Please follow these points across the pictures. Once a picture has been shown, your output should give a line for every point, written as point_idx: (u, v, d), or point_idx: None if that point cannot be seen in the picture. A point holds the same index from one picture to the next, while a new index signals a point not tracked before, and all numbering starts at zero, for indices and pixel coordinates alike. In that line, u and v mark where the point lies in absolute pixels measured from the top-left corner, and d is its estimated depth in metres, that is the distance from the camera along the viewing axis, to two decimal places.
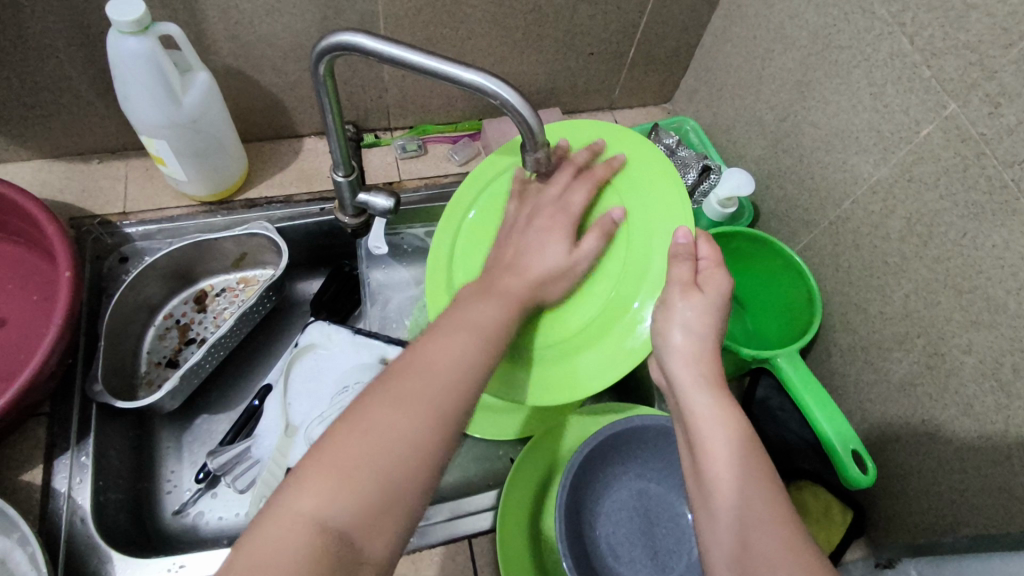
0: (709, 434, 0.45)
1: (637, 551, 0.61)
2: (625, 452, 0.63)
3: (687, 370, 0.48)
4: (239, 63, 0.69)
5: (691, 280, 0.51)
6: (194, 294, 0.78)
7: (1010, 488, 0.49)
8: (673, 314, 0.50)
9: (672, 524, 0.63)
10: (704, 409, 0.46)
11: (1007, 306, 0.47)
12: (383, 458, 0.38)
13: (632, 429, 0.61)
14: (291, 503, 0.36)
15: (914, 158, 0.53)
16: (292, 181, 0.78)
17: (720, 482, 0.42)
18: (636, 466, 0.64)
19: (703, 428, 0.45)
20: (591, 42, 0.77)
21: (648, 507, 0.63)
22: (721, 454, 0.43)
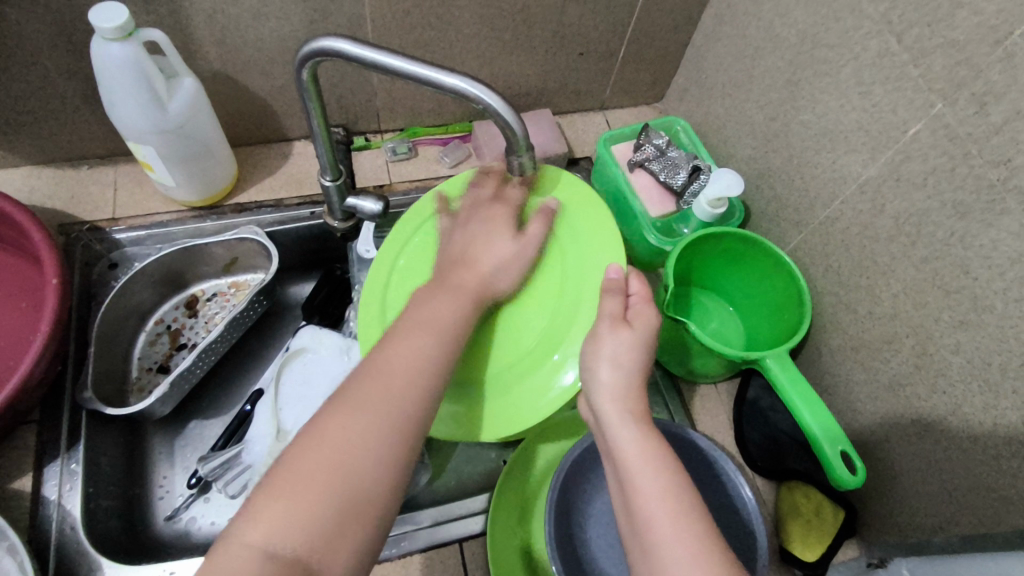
0: (637, 468, 0.44)
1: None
2: None
3: (611, 406, 0.48)
4: (227, 67, 0.68)
5: (620, 313, 0.53)
6: (185, 299, 0.78)
7: (997, 489, 0.49)
8: (601, 347, 0.51)
9: None
10: (630, 446, 0.46)
11: (996, 306, 0.47)
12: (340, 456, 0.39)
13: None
14: (246, 528, 0.37)
15: (902, 158, 0.53)
16: (282, 185, 0.78)
17: (652, 518, 0.42)
18: None
19: (632, 466, 0.44)
20: (581, 42, 0.77)
21: None
22: (650, 489, 0.43)
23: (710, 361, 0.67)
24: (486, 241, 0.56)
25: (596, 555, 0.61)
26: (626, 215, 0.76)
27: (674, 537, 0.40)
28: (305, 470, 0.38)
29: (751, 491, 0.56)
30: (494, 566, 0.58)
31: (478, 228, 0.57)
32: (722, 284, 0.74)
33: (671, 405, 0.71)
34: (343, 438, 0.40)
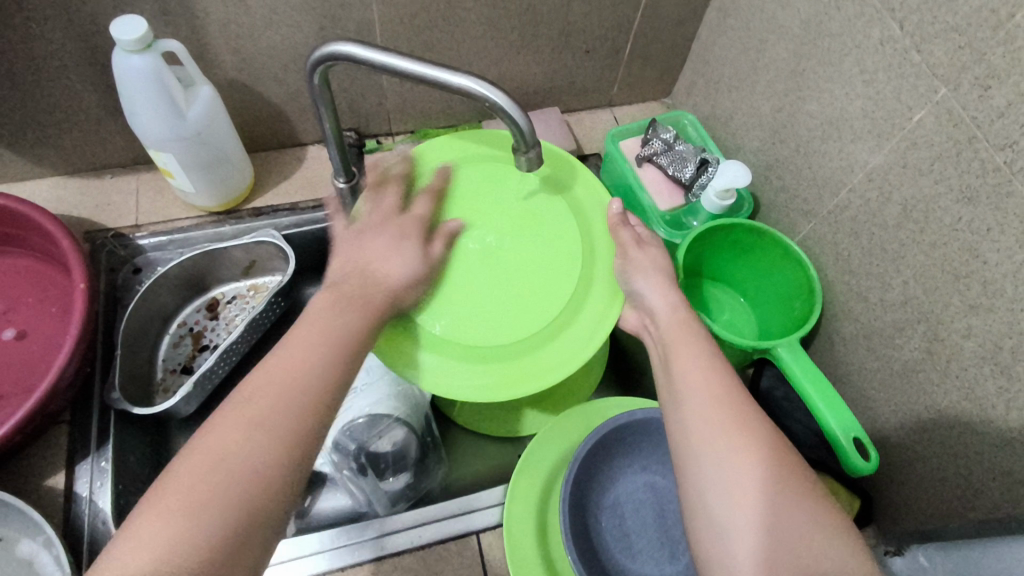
0: (684, 351, 0.49)
1: (642, 539, 0.62)
2: (630, 448, 0.64)
3: (662, 299, 0.54)
4: (241, 75, 0.70)
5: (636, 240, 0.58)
6: (206, 301, 0.80)
7: (1012, 472, 0.49)
8: (647, 259, 0.57)
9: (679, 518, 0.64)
10: (687, 357, 0.48)
11: (1005, 289, 0.47)
12: (219, 450, 0.39)
13: (633, 421, 0.61)
14: (138, 525, 0.36)
15: (907, 144, 0.53)
16: (297, 189, 0.80)
17: (688, 376, 0.47)
18: (641, 460, 0.65)
19: (688, 374, 0.47)
20: (587, 40, 0.78)
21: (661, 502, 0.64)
22: (703, 394, 0.45)
23: (718, 353, 0.67)
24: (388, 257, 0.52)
25: (608, 543, 0.62)
26: (636, 209, 0.76)
27: (724, 432, 0.43)
28: (194, 469, 0.38)
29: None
30: (511, 558, 0.59)
31: (382, 244, 0.53)
32: (733, 276, 0.74)
33: None
34: (240, 410, 0.41)
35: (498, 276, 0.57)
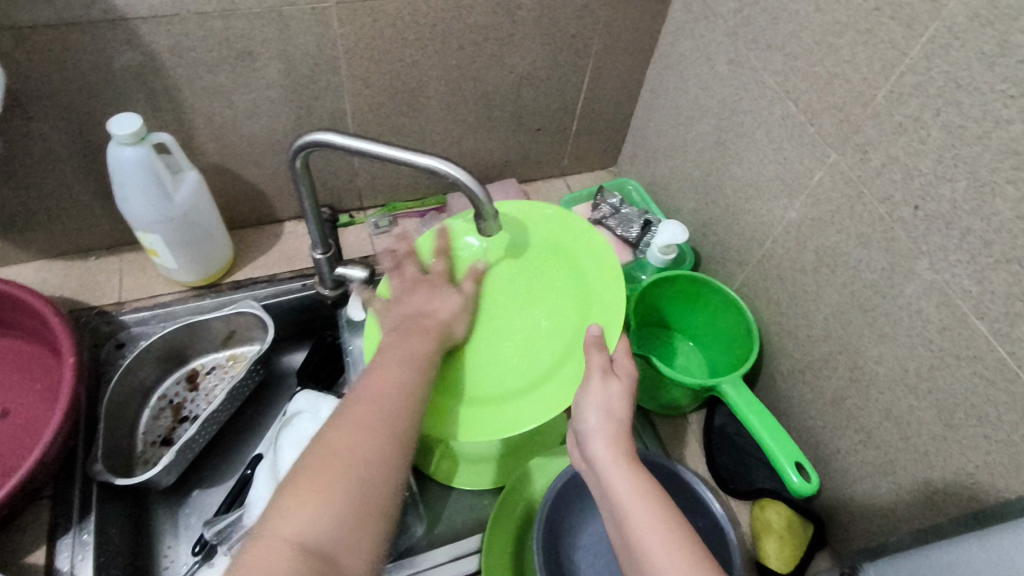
0: (635, 511, 0.46)
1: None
2: None
3: (604, 450, 0.50)
4: (223, 161, 0.77)
5: (608, 366, 0.55)
6: (185, 373, 0.83)
7: (932, 482, 0.55)
8: (592, 395, 0.53)
9: None
10: (654, 538, 0.44)
11: (902, 320, 0.55)
12: (347, 457, 0.45)
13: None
14: (280, 524, 0.41)
15: (813, 200, 0.62)
16: (275, 262, 0.85)
17: (646, 546, 0.44)
18: None
19: (663, 566, 0.43)
20: (537, 120, 0.88)
21: None
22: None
23: (674, 395, 0.73)
24: (436, 298, 0.63)
25: None
26: None
27: None
28: (328, 468, 0.44)
29: (729, 524, 0.61)
30: None
31: (424, 295, 0.63)
32: (682, 321, 0.81)
33: (647, 438, 0.75)
34: (363, 426, 0.47)
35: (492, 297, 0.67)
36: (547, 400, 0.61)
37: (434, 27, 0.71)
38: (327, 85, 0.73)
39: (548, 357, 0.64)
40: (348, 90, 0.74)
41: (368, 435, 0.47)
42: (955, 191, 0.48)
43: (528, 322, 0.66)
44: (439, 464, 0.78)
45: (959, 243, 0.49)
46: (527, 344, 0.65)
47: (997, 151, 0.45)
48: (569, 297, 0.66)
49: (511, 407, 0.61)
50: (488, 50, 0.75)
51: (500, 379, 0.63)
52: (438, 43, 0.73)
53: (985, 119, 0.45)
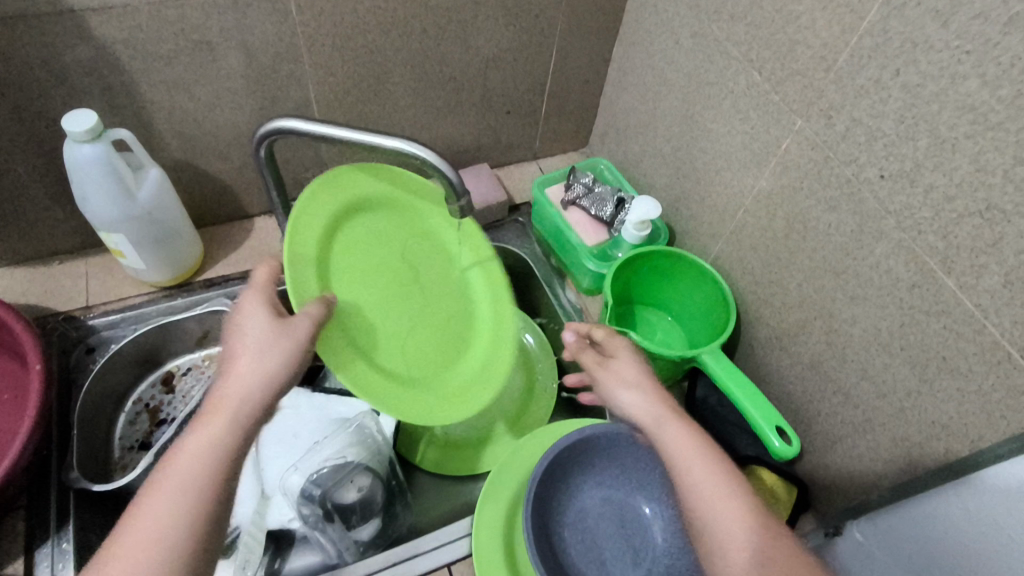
0: (689, 467, 0.46)
1: (608, 551, 0.66)
2: (585, 465, 0.67)
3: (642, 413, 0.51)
4: (186, 156, 0.75)
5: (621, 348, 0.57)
6: (160, 376, 0.81)
7: (908, 437, 0.56)
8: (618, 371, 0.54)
9: (638, 523, 0.68)
10: (708, 488, 0.44)
11: (873, 280, 0.56)
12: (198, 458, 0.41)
13: (582, 438, 0.65)
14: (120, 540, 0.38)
15: (781, 167, 0.63)
16: (247, 258, 0.84)
17: (701, 496, 0.44)
18: (595, 476, 0.68)
19: (723, 517, 0.43)
20: (506, 103, 0.87)
21: (616, 512, 0.68)
22: (742, 532, 0.42)
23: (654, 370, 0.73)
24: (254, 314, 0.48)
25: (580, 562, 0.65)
26: (567, 248, 0.83)
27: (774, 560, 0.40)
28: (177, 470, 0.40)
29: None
30: None
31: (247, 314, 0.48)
32: (659, 296, 0.82)
33: None
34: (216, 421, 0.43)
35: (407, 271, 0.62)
36: (404, 403, 0.57)
37: (395, 10, 0.69)
38: (289, 74, 0.71)
39: (440, 357, 0.62)
40: (311, 78, 0.73)
41: (191, 456, 0.41)
42: (916, 148, 0.49)
43: (435, 312, 0.64)
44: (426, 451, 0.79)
45: (923, 200, 0.49)
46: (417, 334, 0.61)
47: (955, 107, 0.45)
48: (485, 313, 0.69)
49: (441, 384, 0.61)
50: (451, 33, 0.74)
51: (397, 360, 0.58)
52: (401, 27, 0.71)
53: (943, 76, 0.45)
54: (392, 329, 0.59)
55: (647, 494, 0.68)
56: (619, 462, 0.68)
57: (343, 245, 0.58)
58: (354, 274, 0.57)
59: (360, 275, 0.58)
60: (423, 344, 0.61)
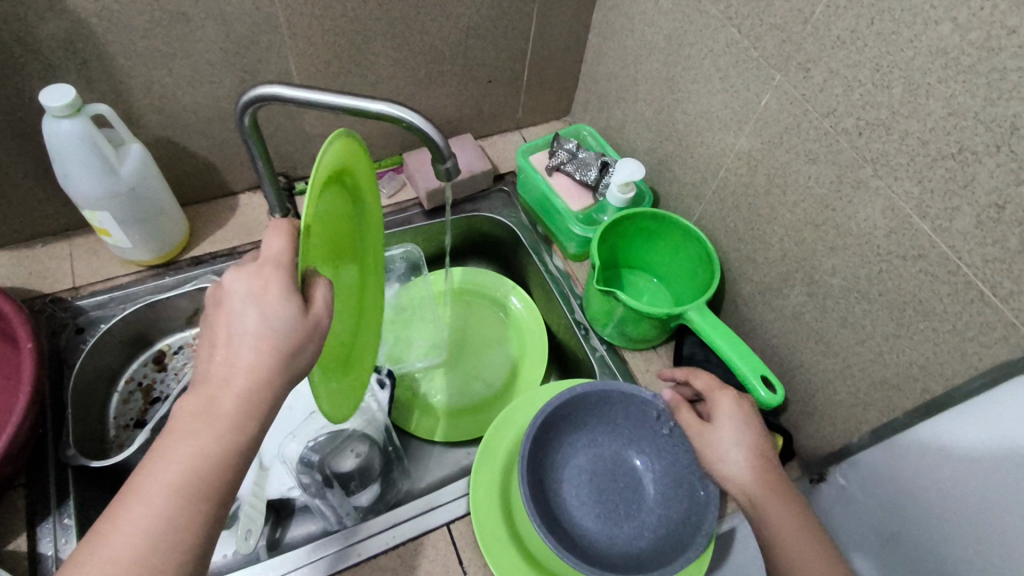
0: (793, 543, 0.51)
1: (602, 504, 0.68)
2: (577, 424, 0.69)
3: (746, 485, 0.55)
4: (167, 132, 0.74)
5: (716, 413, 0.60)
6: (152, 355, 0.81)
7: (886, 380, 0.58)
8: (724, 440, 0.58)
9: (629, 479, 0.70)
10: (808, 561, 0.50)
11: (851, 229, 0.57)
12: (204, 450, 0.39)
13: (574, 396, 0.66)
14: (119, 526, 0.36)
15: (761, 124, 0.64)
16: (233, 235, 0.84)
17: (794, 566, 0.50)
18: (587, 435, 0.70)
19: None
20: (488, 72, 0.87)
21: (607, 468, 0.70)
22: None
23: (643, 329, 0.74)
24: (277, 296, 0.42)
25: (574, 518, 0.67)
26: (553, 214, 0.84)
27: None
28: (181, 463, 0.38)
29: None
30: (486, 549, 0.62)
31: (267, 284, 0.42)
32: (645, 258, 0.83)
33: (618, 373, 0.78)
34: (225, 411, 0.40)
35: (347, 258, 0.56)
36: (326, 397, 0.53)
37: None
38: (268, 45, 0.71)
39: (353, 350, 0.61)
40: (291, 49, 0.72)
41: (193, 444, 0.39)
42: (891, 97, 0.50)
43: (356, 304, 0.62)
44: (421, 420, 0.80)
45: (899, 146, 0.51)
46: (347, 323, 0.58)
47: (928, 53, 0.46)
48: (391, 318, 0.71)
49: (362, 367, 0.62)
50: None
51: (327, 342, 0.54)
52: None
53: (916, 23, 0.47)
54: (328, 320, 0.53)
55: (637, 448, 0.70)
56: (609, 418, 0.70)
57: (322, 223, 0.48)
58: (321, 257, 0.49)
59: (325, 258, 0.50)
60: (342, 336, 0.57)
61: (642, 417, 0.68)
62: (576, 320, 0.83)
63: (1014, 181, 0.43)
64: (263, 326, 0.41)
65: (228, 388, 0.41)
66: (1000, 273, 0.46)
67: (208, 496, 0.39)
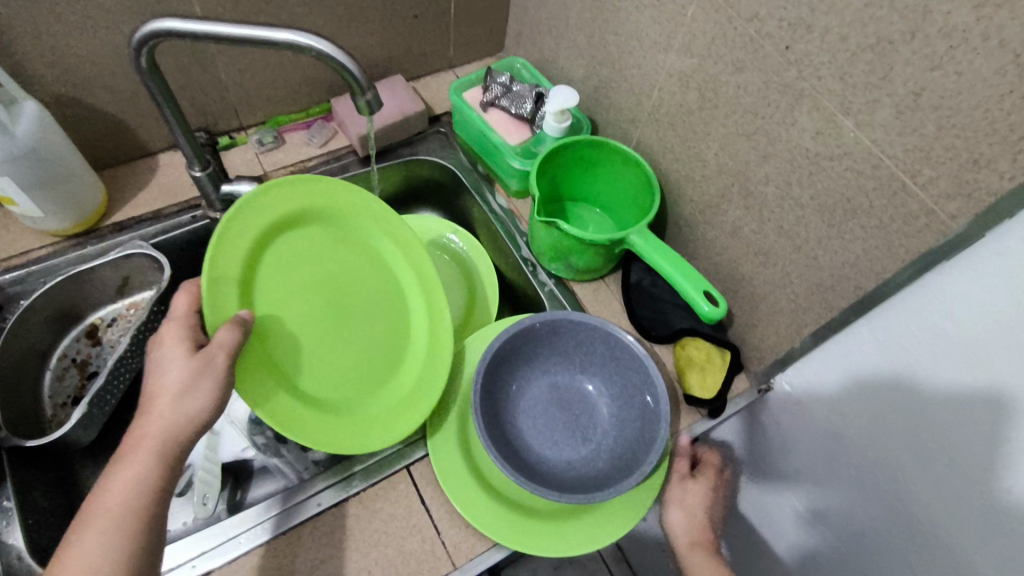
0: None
1: (559, 431, 0.69)
2: (528, 356, 0.70)
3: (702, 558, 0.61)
4: (66, 89, 0.69)
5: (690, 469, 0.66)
6: (84, 329, 0.78)
7: (822, 283, 0.59)
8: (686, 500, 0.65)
9: (584, 405, 0.71)
10: None
11: (781, 136, 0.57)
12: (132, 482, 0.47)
13: (522, 329, 0.67)
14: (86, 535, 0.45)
15: (689, 36, 0.62)
16: (156, 196, 0.79)
17: None
18: (540, 365, 0.71)
19: None
20: (412, 6, 0.83)
21: (562, 397, 0.71)
22: None
23: (589, 259, 0.74)
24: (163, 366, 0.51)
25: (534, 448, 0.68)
26: (492, 151, 0.82)
27: None
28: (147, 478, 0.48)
29: (648, 356, 0.63)
30: (446, 486, 0.63)
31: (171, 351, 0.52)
32: (586, 189, 0.82)
33: (568, 305, 0.78)
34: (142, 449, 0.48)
35: (329, 288, 0.63)
36: (300, 425, 0.57)
37: None
38: None
39: (367, 384, 0.64)
40: None
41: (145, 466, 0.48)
42: None
43: (364, 340, 0.65)
44: None
45: (821, 44, 0.50)
46: (350, 349, 0.64)
47: None
48: (424, 341, 0.69)
49: (376, 408, 0.64)
50: None
51: (314, 379, 0.61)
52: None
53: None
54: (310, 344, 0.61)
55: (588, 373, 0.71)
56: (559, 347, 0.71)
57: (310, 260, 0.62)
58: (294, 288, 0.61)
59: (295, 289, 0.61)
60: (344, 360, 0.63)
61: (591, 344, 0.69)
62: (523, 257, 0.82)
63: (929, 67, 0.44)
64: (172, 388, 0.50)
65: (147, 433, 0.49)
66: (920, 161, 0.47)
67: (107, 534, 0.45)
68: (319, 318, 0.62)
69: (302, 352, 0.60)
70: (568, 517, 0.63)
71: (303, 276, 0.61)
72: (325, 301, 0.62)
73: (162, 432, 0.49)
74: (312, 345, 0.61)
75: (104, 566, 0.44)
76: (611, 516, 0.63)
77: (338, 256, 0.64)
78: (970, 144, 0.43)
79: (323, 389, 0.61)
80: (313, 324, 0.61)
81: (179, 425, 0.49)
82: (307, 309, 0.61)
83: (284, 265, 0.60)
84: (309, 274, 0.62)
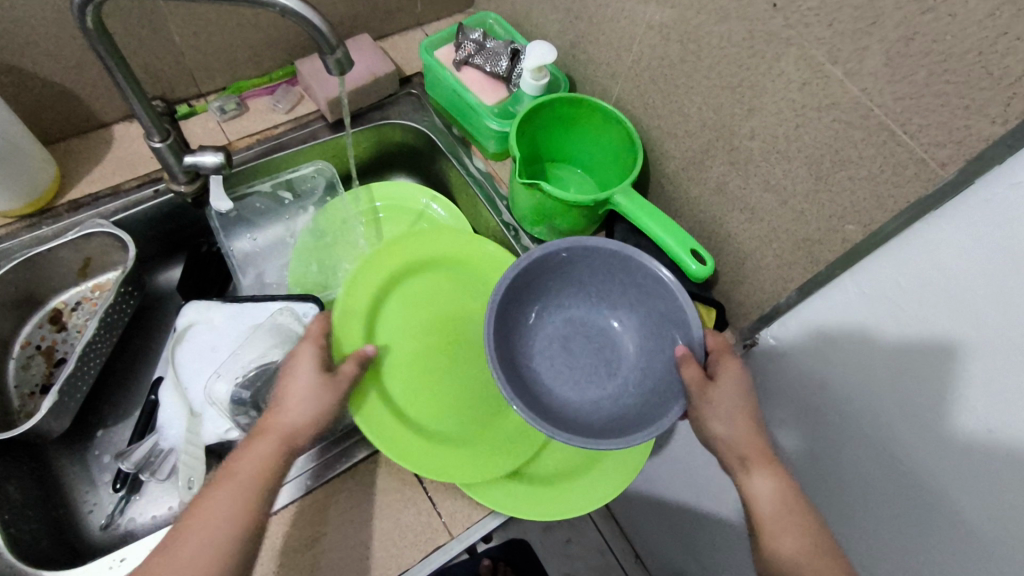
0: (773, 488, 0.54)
1: (578, 366, 0.69)
2: (541, 290, 0.69)
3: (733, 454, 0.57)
4: (5, 58, 0.63)
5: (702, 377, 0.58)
6: (47, 315, 0.74)
7: (807, 238, 0.59)
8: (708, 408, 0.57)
9: (601, 337, 0.71)
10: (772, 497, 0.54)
11: (766, 88, 0.56)
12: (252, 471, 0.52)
13: (535, 261, 0.64)
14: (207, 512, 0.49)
15: None
16: (114, 171, 0.74)
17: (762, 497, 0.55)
18: (553, 300, 0.70)
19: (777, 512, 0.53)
20: None
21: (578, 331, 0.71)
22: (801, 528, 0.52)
23: (573, 221, 0.72)
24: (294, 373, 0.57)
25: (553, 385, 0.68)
26: (467, 113, 0.79)
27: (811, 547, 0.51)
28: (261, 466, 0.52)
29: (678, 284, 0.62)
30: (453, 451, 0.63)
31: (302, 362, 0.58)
32: (565, 148, 0.80)
33: None
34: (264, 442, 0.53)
35: (451, 337, 0.74)
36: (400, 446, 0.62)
37: None
38: None
39: (472, 414, 0.69)
40: None
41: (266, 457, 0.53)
42: None
43: (472, 376, 0.72)
44: None
45: None
46: (462, 386, 0.71)
47: None
48: None
49: (483, 441, 0.66)
50: None
51: (431, 414, 0.68)
52: None
53: None
54: (430, 382, 0.70)
55: (603, 301, 0.71)
56: (577, 280, 0.70)
57: (429, 304, 0.76)
58: (408, 328, 0.73)
59: (416, 329, 0.73)
60: (460, 397, 0.70)
61: (605, 271, 0.68)
62: (505, 221, 0.80)
63: (921, 11, 0.42)
64: (298, 393, 0.56)
65: (271, 429, 0.54)
66: (910, 109, 0.46)
67: (226, 518, 0.49)
68: (440, 361, 0.72)
69: (418, 386, 0.69)
70: (560, 483, 0.65)
71: (421, 319, 0.74)
72: (444, 342, 0.73)
73: (283, 431, 0.54)
74: (429, 380, 0.70)
75: (223, 544, 0.48)
76: (600, 480, 0.64)
77: (458, 305, 0.77)
78: (963, 90, 0.42)
79: (434, 419, 0.67)
80: (431, 362, 0.72)
81: (299, 426, 0.55)
82: (427, 351, 0.72)
83: (410, 304, 0.75)
84: (429, 319, 0.75)
